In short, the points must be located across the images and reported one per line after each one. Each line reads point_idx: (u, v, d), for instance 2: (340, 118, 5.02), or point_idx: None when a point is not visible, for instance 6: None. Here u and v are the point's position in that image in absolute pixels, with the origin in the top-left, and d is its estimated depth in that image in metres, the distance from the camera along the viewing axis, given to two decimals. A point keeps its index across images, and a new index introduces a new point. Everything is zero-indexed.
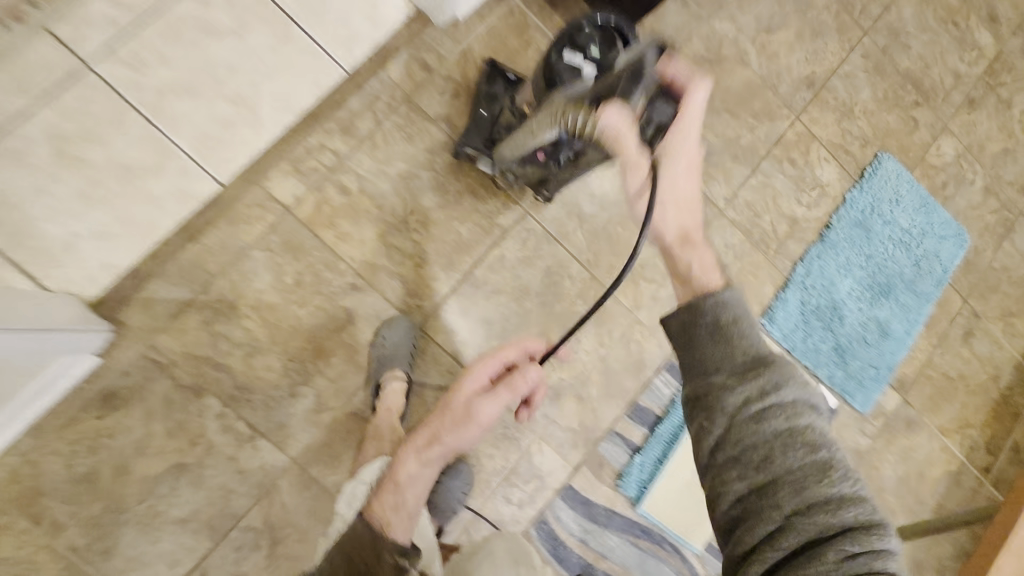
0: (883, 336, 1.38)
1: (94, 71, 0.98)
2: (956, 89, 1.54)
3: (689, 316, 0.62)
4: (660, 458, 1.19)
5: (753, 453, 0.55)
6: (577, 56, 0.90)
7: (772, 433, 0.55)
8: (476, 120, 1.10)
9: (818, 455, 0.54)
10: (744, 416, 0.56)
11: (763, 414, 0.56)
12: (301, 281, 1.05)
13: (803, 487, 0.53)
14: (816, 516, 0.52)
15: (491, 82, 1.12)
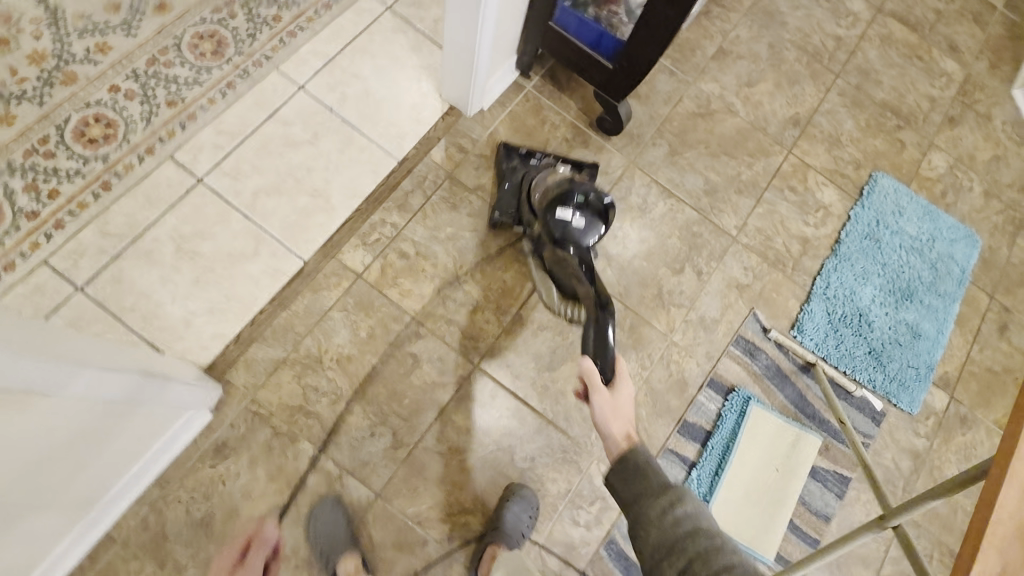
0: (915, 337, 1.44)
1: (206, 184, 1.24)
2: (934, 110, 1.70)
3: (620, 467, 0.82)
4: (717, 470, 1.25)
5: (679, 545, 0.72)
6: (567, 212, 1.11)
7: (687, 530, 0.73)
8: (501, 192, 1.31)
9: (718, 538, 0.71)
10: (667, 520, 0.74)
11: (680, 517, 0.74)
12: (373, 333, 1.21)
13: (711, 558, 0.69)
14: None
15: (509, 159, 1.35)
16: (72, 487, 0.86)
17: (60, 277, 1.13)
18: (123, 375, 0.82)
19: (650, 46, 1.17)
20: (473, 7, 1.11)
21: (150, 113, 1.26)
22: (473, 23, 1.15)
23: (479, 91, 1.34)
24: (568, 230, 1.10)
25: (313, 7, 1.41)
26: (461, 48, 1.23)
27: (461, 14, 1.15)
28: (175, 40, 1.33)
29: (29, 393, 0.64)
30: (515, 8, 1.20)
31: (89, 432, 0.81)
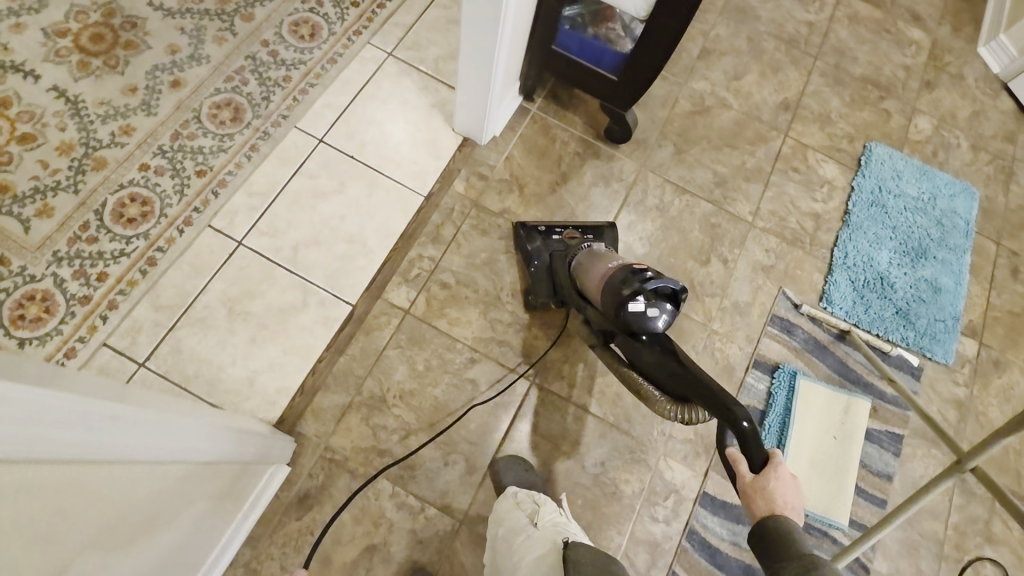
0: (937, 292, 1.51)
1: (246, 246, 1.28)
2: (911, 78, 1.79)
3: (760, 531, 0.79)
4: (778, 447, 1.29)
5: None
6: (639, 305, 1.00)
7: None
8: (533, 275, 1.30)
9: None
10: None
11: None
12: (430, 365, 1.25)
13: None
14: None
15: (530, 240, 1.33)
16: (206, 539, 0.93)
17: (121, 356, 1.16)
18: (230, 430, 0.89)
19: (654, 56, 1.22)
20: (487, 37, 1.17)
21: (181, 186, 1.30)
22: (487, 52, 1.20)
23: (494, 117, 1.39)
24: (640, 320, 1.00)
25: (319, 64, 1.47)
26: (474, 79, 1.28)
27: (474, 45, 1.21)
28: (194, 113, 1.37)
29: (169, 451, 0.72)
30: (522, 35, 1.27)
31: (211, 483, 0.89)
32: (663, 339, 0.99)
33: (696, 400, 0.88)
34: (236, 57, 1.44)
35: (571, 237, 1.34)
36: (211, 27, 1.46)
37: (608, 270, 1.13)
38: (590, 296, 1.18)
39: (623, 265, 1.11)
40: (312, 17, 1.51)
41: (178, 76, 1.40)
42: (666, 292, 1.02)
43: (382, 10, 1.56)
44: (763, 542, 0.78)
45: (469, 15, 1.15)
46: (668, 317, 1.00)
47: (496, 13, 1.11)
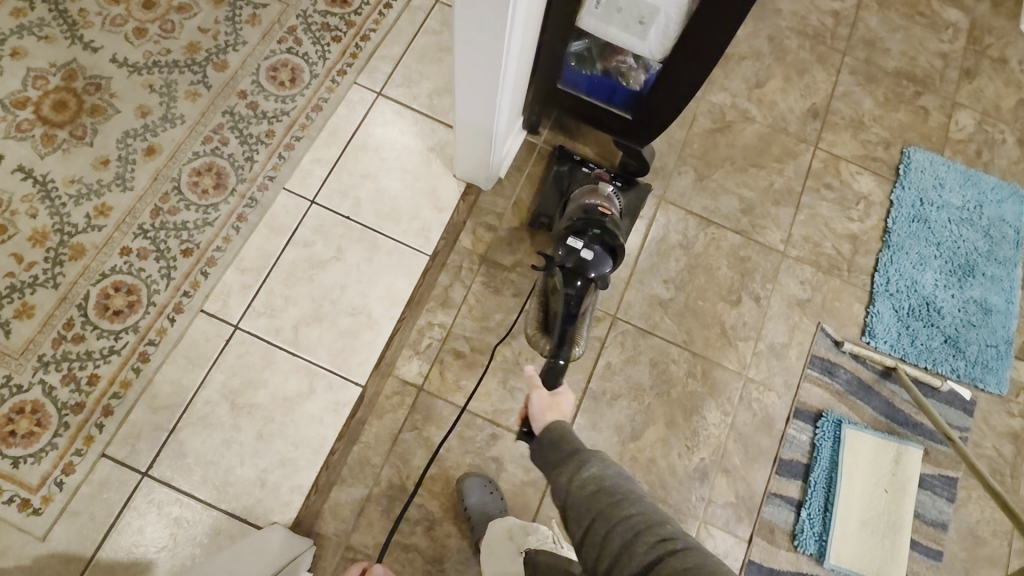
0: (987, 314, 1.40)
1: (243, 329, 1.19)
2: (949, 66, 1.62)
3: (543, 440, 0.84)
4: (826, 505, 1.22)
5: (588, 501, 0.72)
6: (577, 243, 1.05)
7: (597, 489, 0.72)
8: (546, 191, 1.30)
9: (618, 498, 0.71)
10: (577, 481, 0.75)
11: (591, 480, 0.74)
12: (449, 446, 1.18)
13: (618, 522, 0.68)
14: (626, 534, 0.66)
15: (560, 162, 1.31)
16: None
17: (121, 466, 1.09)
18: None
19: (675, 97, 1.09)
20: (488, 83, 1.02)
21: (168, 269, 1.20)
22: (489, 89, 1.03)
23: (498, 150, 1.23)
24: (575, 261, 1.05)
25: (303, 113, 1.34)
26: (474, 115, 1.11)
27: (472, 80, 1.04)
28: (174, 183, 1.26)
29: None
30: (525, 58, 1.09)
31: None
32: (587, 288, 1.06)
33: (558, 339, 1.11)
34: (213, 113, 1.32)
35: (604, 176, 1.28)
36: (182, 80, 1.33)
37: (580, 201, 1.14)
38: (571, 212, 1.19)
39: (592, 206, 1.12)
40: (290, 59, 1.38)
41: (152, 141, 1.28)
42: (608, 247, 1.06)
43: (366, 43, 1.41)
44: (551, 456, 0.81)
45: (463, 50, 0.97)
46: (599, 270, 1.05)
47: (498, 48, 0.93)
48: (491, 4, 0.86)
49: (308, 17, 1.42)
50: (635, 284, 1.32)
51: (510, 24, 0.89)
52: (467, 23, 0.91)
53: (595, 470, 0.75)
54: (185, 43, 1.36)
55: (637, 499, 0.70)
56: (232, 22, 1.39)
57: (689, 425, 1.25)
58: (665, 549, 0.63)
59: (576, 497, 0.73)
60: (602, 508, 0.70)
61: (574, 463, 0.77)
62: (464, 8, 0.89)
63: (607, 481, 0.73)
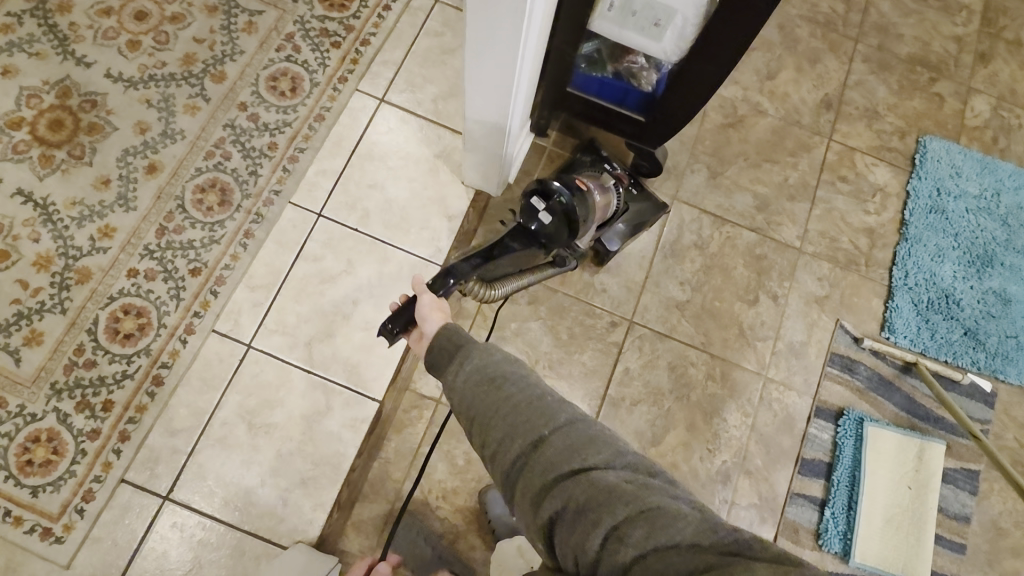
0: (1007, 304, 1.38)
1: (257, 348, 1.17)
2: (964, 51, 1.58)
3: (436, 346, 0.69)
4: (849, 504, 1.21)
5: (474, 396, 0.62)
6: (541, 204, 0.97)
7: (483, 381, 0.62)
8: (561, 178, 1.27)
9: (505, 385, 0.61)
10: (459, 375, 0.63)
11: (472, 370, 0.63)
12: (470, 459, 1.17)
13: (509, 414, 0.59)
14: (521, 428, 0.58)
15: (585, 153, 1.29)
16: None
17: (141, 492, 1.08)
18: None
19: (690, 99, 1.06)
20: (500, 93, 0.98)
21: (177, 289, 1.18)
22: (502, 94, 0.98)
23: (510, 153, 1.18)
24: (535, 224, 0.98)
25: (306, 123, 1.31)
26: (485, 121, 1.06)
27: (482, 91, 1.00)
28: (177, 201, 1.24)
29: None
30: (537, 59, 1.04)
31: None
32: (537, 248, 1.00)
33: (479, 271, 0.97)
34: (213, 127, 1.29)
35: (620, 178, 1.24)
36: (179, 93, 1.30)
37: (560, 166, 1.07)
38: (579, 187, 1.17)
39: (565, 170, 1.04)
40: (290, 67, 1.34)
41: (153, 158, 1.25)
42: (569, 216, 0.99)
43: (367, 48, 1.38)
44: (431, 358, 0.67)
45: (474, 55, 0.92)
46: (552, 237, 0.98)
47: (512, 52, 0.88)
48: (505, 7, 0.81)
49: (306, 22, 1.38)
50: (650, 286, 1.31)
51: (526, 29, 0.85)
52: (479, 27, 0.86)
53: (480, 356, 0.64)
54: (181, 54, 1.32)
55: (519, 377, 0.62)
56: (228, 31, 1.35)
57: (709, 428, 1.24)
58: (551, 436, 0.57)
59: (456, 391, 0.63)
60: (484, 399, 0.61)
61: (448, 354, 0.66)
62: (475, 12, 0.84)
63: (489, 368, 0.63)
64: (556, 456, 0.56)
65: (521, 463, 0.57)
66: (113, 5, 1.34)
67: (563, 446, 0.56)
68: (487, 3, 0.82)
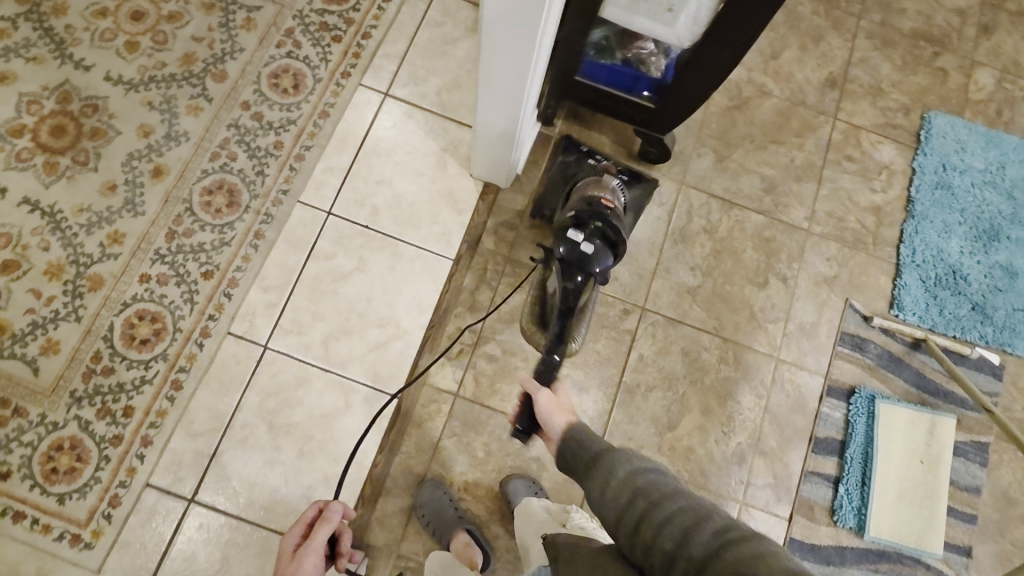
0: (1013, 278, 1.39)
1: (274, 349, 1.18)
2: (966, 24, 1.57)
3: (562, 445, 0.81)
4: (863, 480, 1.24)
5: (625, 507, 0.67)
6: (579, 235, 1.00)
7: (632, 493, 0.68)
8: (552, 182, 1.26)
9: (652, 493, 0.66)
10: (608, 488, 0.70)
11: (618, 483, 0.70)
12: (490, 450, 1.18)
13: (663, 522, 0.63)
14: (678, 535, 0.62)
15: (568, 152, 1.27)
16: None
17: (167, 495, 1.09)
18: None
19: (702, 85, 1.06)
20: (513, 87, 0.98)
21: (190, 293, 1.18)
22: (516, 87, 0.97)
23: (519, 147, 1.19)
24: (577, 254, 1.00)
25: (310, 120, 1.30)
26: (497, 117, 1.07)
27: (495, 85, 0.99)
28: (185, 204, 1.23)
29: None
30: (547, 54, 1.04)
31: None
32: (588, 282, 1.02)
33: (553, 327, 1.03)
34: (217, 128, 1.28)
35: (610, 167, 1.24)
36: (181, 94, 1.29)
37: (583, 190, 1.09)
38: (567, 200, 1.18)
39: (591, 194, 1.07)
40: (291, 64, 1.33)
41: (159, 162, 1.24)
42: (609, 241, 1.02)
43: (368, 41, 1.36)
44: (576, 471, 0.77)
45: (489, 54, 0.92)
46: (599, 265, 1.01)
47: (529, 50, 0.89)
48: (523, 7, 0.81)
49: (305, 17, 1.36)
50: (661, 273, 1.31)
51: (543, 22, 0.84)
52: (495, 27, 0.86)
53: (624, 469, 0.70)
54: (180, 54, 1.31)
55: (675, 489, 0.66)
56: (227, 29, 1.33)
57: (724, 411, 1.25)
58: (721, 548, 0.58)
59: (611, 504, 0.69)
60: (642, 510, 0.66)
61: (601, 469, 0.72)
62: (492, 12, 0.84)
63: (637, 479, 0.69)
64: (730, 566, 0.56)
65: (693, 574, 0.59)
66: (109, 6, 1.32)
67: (732, 561, 0.56)
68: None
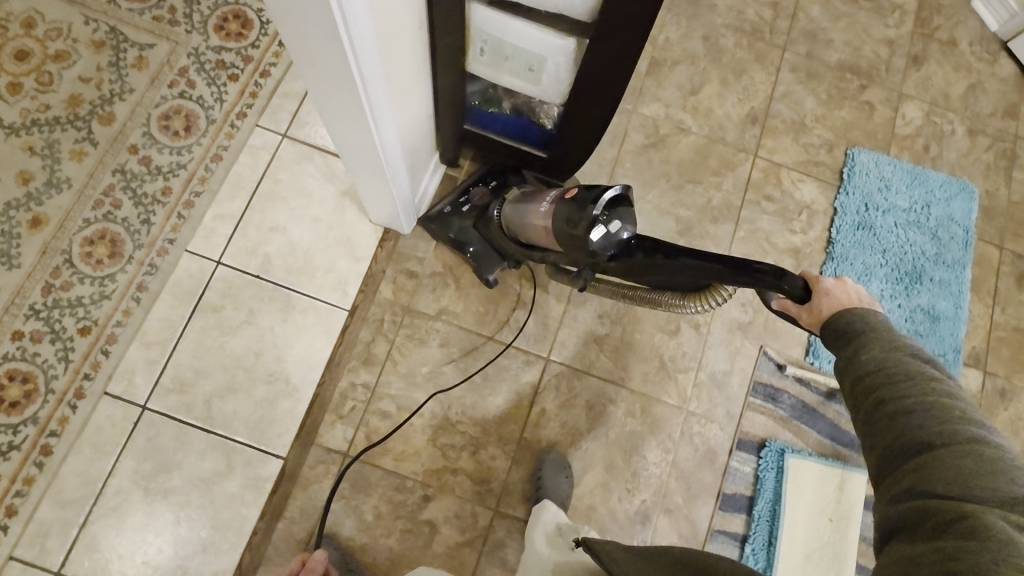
0: (935, 321, 1.35)
1: (152, 409, 1.13)
2: (896, 54, 1.50)
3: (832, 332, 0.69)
4: (771, 540, 1.20)
5: (869, 377, 0.64)
6: (602, 229, 0.84)
7: (880, 370, 0.64)
8: (476, 258, 1.21)
9: (910, 380, 0.62)
10: (858, 360, 0.66)
11: (868, 360, 0.65)
12: (380, 512, 1.15)
13: (910, 410, 0.60)
14: (926, 423, 0.58)
15: (446, 227, 1.21)
16: None
17: (31, 567, 1.04)
18: None
19: (585, 138, 0.99)
20: (371, 165, 0.92)
21: (65, 351, 1.14)
22: (375, 165, 0.91)
23: (405, 196, 1.09)
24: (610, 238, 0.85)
25: (201, 164, 1.25)
26: (362, 168, 0.94)
27: (357, 163, 0.93)
28: (64, 255, 1.18)
29: None
30: (412, 107, 0.93)
31: None
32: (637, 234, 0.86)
33: (714, 282, 0.73)
34: (102, 174, 1.22)
35: (479, 200, 1.20)
36: (65, 138, 1.23)
37: (554, 197, 0.97)
38: (537, 245, 1.06)
39: (558, 199, 0.96)
40: (185, 104, 1.27)
41: (38, 211, 1.19)
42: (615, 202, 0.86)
43: (266, 80, 1.30)
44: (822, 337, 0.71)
45: (338, 140, 0.85)
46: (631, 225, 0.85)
47: (361, 114, 0.76)
48: (335, 76, 0.68)
49: (201, 55, 1.30)
50: (567, 321, 1.26)
51: (373, 115, 0.77)
52: (317, 93, 0.73)
53: (877, 351, 0.65)
54: (66, 96, 1.25)
55: (929, 385, 0.61)
56: (116, 68, 1.27)
57: (628, 467, 1.21)
58: (942, 447, 0.56)
59: (855, 379, 0.65)
60: (885, 390, 0.62)
61: (849, 343, 0.67)
62: (307, 78, 0.71)
63: (891, 363, 0.63)
64: (944, 468, 0.55)
65: (896, 455, 0.59)
66: None
67: (971, 475, 0.54)
68: (327, 97, 0.73)
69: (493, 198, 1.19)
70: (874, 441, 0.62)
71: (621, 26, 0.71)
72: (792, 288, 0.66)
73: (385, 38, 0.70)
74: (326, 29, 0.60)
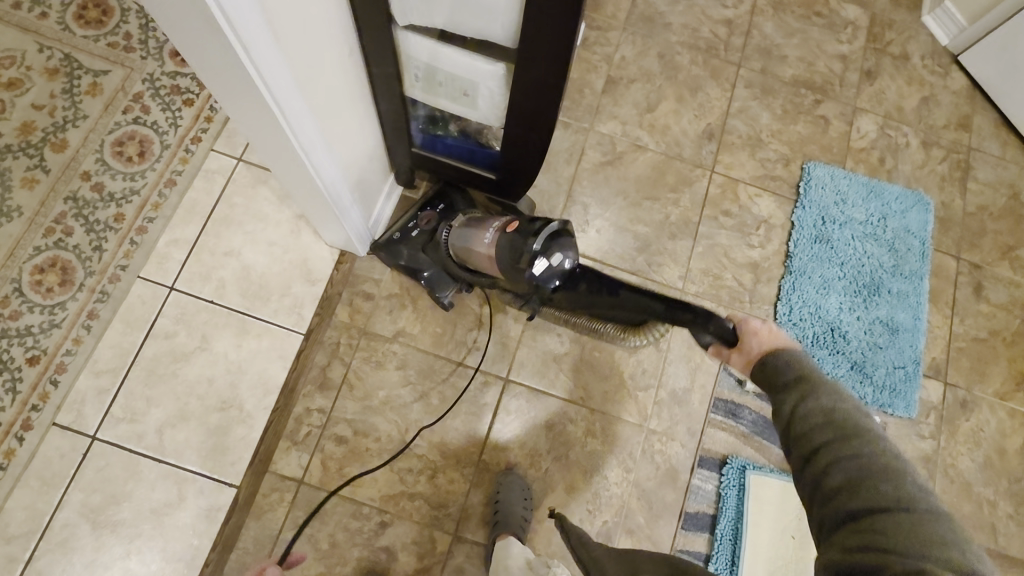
0: (894, 333, 1.36)
1: (102, 439, 1.11)
2: (849, 68, 1.52)
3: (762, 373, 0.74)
4: (733, 559, 1.19)
5: (814, 431, 0.66)
6: (542, 263, 0.86)
7: (825, 425, 0.66)
8: (432, 280, 1.20)
9: (852, 433, 0.64)
10: (803, 411, 0.68)
11: (812, 412, 0.67)
12: (335, 541, 1.13)
13: (853, 465, 0.61)
14: (868, 477, 0.60)
15: (396, 254, 1.20)
16: None
17: None
18: None
19: (528, 160, 1.00)
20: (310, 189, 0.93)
21: (13, 381, 1.12)
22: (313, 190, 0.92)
23: (356, 223, 1.10)
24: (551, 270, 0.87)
25: (154, 190, 1.24)
26: (296, 181, 0.91)
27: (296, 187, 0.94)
28: (14, 284, 1.17)
29: None
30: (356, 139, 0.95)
31: None
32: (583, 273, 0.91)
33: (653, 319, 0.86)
34: (54, 201, 1.21)
35: (426, 224, 1.20)
36: (17, 166, 1.23)
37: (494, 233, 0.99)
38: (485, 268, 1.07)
39: (500, 232, 0.96)
40: (139, 130, 1.27)
41: None
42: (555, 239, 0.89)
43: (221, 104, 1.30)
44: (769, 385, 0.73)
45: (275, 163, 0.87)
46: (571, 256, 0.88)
47: (276, 125, 0.73)
48: (253, 106, 0.70)
49: (155, 81, 1.30)
50: (526, 341, 1.26)
51: (300, 145, 0.79)
52: (234, 110, 0.73)
53: (821, 402, 0.67)
54: (18, 123, 1.25)
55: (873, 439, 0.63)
56: (70, 95, 1.27)
57: (589, 487, 1.20)
58: (887, 500, 0.57)
59: (802, 430, 0.67)
60: (831, 443, 0.64)
61: (797, 389, 0.70)
62: (218, 94, 0.70)
63: (835, 412, 0.66)
64: (883, 521, 0.56)
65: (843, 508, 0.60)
66: None
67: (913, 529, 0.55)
68: (252, 123, 0.75)
69: (441, 221, 1.20)
70: (827, 493, 0.62)
71: (543, 57, 0.73)
72: (718, 330, 0.79)
73: (305, 73, 0.71)
74: (224, 52, 0.59)
